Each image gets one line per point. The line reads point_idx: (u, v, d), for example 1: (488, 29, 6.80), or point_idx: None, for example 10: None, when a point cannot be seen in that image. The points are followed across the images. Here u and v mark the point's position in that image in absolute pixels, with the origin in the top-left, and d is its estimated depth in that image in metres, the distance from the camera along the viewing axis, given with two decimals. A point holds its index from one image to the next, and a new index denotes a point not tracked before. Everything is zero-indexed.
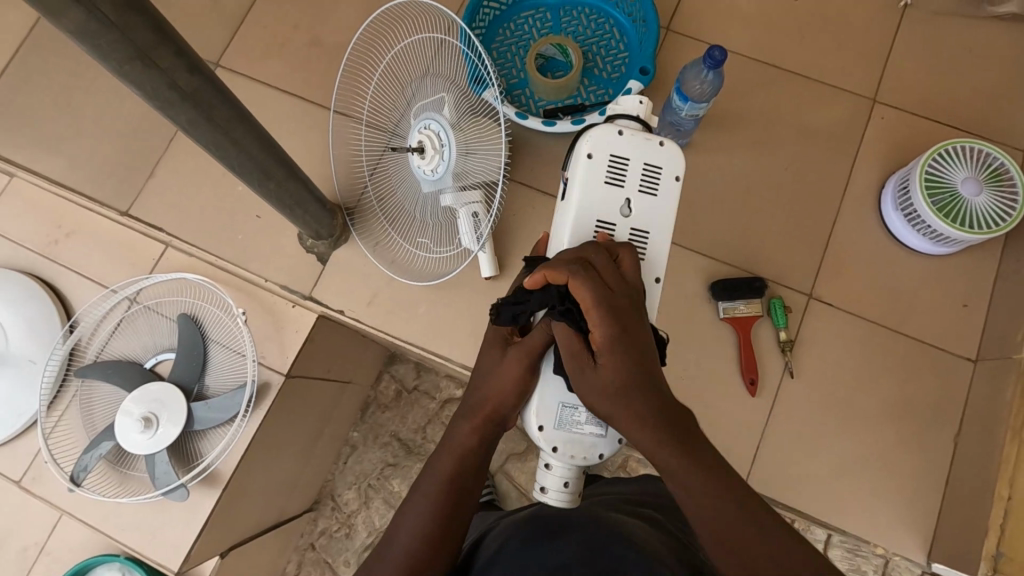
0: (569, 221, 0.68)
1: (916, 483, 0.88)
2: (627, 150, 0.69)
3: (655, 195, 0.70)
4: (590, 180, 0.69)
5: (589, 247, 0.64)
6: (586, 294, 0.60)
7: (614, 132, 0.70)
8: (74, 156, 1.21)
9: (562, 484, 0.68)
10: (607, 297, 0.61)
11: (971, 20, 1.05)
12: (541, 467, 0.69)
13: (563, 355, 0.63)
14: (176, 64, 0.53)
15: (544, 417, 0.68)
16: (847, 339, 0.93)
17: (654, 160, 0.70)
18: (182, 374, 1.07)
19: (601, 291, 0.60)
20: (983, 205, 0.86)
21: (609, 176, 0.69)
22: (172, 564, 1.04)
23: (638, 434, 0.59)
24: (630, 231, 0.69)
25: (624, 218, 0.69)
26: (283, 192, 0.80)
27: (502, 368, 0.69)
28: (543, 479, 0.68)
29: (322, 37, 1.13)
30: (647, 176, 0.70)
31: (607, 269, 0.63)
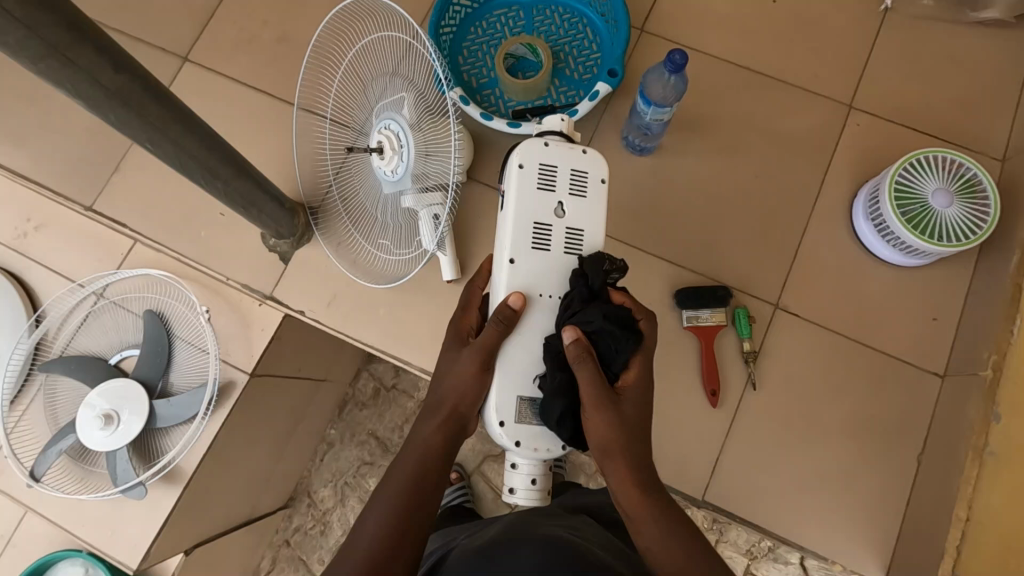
0: (508, 229, 0.68)
1: (878, 500, 0.86)
2: (557, 157, 0.69)
3: (585, 197, 0.70)
4: (523, 189, 0.67)
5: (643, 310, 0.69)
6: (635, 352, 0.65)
7: (540, 143, 0.69)
8: (43, 149, 1.20)
9: (529, 483, 0.66)
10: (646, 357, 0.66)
11: (952, 26, 1.02)
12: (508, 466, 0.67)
13: (584, 383, 0.61)
14: (95, 62, 0.52)
15: (503, 413, 0.65)
16: (813, 351, 0.91)
17: (579, 165, 0.70)
18: (145, 371, 1.06)
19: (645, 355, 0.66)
20: (953, 216, 0.84)
21: (541, 184, 0.68)
22: (131, 562, 1.03)
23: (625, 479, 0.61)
24: (565, 230, 0.69)
25: (559, 218, 0.68)
26: (234, 190, 0.79)
27: (461, 364, 0.66)
28: (511, 478, 0.67)
29: (293, 34, 1.12)
30: (575, 180, 0.69)
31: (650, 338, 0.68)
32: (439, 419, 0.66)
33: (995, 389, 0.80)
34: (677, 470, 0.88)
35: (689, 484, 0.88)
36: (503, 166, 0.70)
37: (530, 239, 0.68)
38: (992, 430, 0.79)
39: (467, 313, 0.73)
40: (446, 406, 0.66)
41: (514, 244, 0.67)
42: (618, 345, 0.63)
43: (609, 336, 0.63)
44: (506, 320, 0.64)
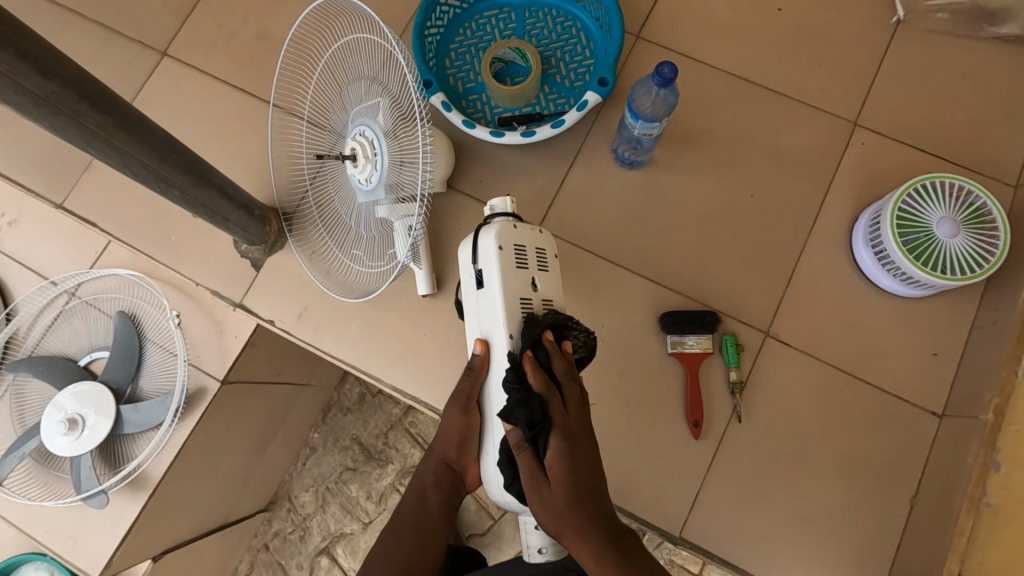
0: (498, 311, 0.63)
1: (869, 544, 0.82)
2: (524, 237, 0.65)
3: (550, 270, 0.67)
4: (506, 271, 0.62)
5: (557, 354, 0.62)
6: (554, 418, 0.62)
7: (510, 225, 0.64)
8: (16, 139, 1.16)
9: (550, 542, 0.67)
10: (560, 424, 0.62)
11: (967, 41, 0.96)
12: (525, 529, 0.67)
13: (522, 469, 0.61)
14: (19, 68, 0.48)
15: None
16: (804, 384, 0.86)
17: (541, 243, 0.66)
18: (113, 375, 1.03)
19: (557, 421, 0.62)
20: (959, 247, 0.78)
21: (517, 264, 0.63)
22: (92, 571, 1.00)
23: (582, 554, 0.60)
24: (542, 304, 0.65)
25: (536, 294, 0.65)
26: (194, 197, 0.77)
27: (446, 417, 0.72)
28: (533, 541, 0.67)
29: (275, 31, 1.08)
30: (540, 255, 0.66)
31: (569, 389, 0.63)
32: (431, 461, 0.74)
33: (995, 435, 0.76)
34: (654, 505, 0.84)
35: (666, 520, 0.84)
36: (473, 248, 0.64)
37: (520, 317, 0.63)
38: (990, 480, 0.74)
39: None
40: (435, 454, 0.73)
41: (507, 323, 0.63)
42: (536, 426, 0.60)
43: (533, 418, 0.60)
44: (473, 370, 0.67)
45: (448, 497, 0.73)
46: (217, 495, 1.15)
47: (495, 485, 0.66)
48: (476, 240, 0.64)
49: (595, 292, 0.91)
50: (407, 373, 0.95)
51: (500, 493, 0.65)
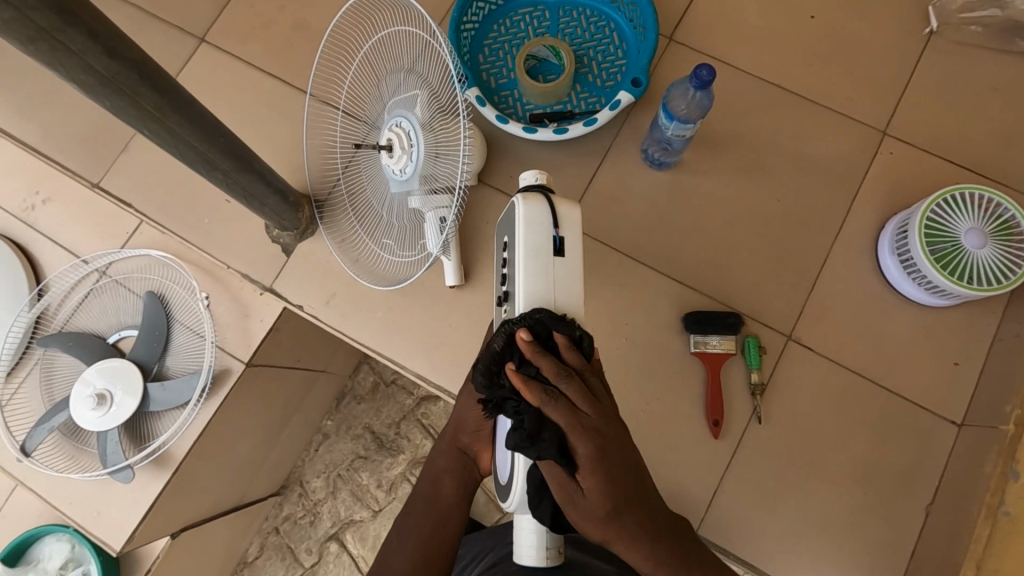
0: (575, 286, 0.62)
1: (882, 549, 0.83)
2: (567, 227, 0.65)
3: None
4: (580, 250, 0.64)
5: (546, 358, 0.56)
6: (562, 424, 0.54)
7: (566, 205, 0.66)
8: (49, 121, 1.19)
9: (553, 541, 0.66)
10: (582, 424, 0.55)
11: (999, 55, 0.97)
12: (541, 528, 0.64)
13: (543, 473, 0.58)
14: (87, 47, 0.51)
15: None
16: (824, 387, 0.87)
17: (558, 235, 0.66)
18: (141, 353, 1.04)
19: (575, 420, 0.54)
20: (986, 257, 0.79)
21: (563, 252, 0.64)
22: (115, 544, 1.02)
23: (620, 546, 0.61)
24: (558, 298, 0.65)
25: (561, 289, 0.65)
26: (235, 180, 0.79)
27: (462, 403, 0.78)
28: (547, 541, 0.65)
29: (311, 22, 1.10)
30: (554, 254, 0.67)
31: (579, 397, 0.56)
32: (444, 446, 0.79)
33: (1016, 445, 0.77)
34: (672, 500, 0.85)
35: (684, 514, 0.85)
36: (555, 214, 0.63)
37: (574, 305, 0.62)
38: (1008, 489, 0.76)
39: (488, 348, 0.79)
40: (447, 439, 0.79)
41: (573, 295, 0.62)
42: (547, 436, 0.54)
43: (533, 430, 0.54)
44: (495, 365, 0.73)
45: (462, 482, 0.77)
46: (234, 475, 1.17)
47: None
48: (557, 208, 0.63)
49: (619, 290, 0.93)
50: (431, 362, 0.97)
51: None
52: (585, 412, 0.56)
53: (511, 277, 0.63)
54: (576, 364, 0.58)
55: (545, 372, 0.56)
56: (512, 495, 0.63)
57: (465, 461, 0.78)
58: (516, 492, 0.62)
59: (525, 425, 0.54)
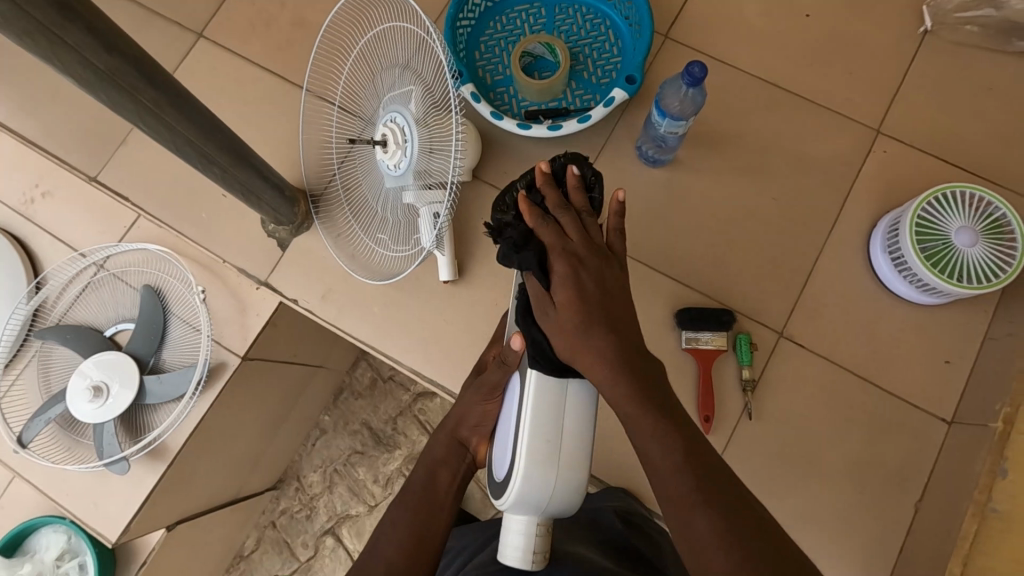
0: None
1: (872, 545, 0.83)
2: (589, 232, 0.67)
3: None
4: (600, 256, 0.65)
5: (552, 185, 0.66)
6: (546, 241, 0.62)
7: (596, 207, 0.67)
8: (48, 116, 1.19)
9: (541, 546, 0.65)
10: (564, 245, 0.62)
11: (994, 55, 0.97)
12: (530, 529, 0.64)
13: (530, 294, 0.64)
14: (85, 42, 0.52)
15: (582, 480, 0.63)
16: (816, 384, 0.88)
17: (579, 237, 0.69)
18: (138, 346, 1.05)
19: (559, 240, 0.62)
20: (976, 256, 0.79)
21: None
22: (110, 536, 1.02)
23: (596, 377, 0.59)
24: None
25: None
26: (232, 175, 0.80)
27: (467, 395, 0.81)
28: (536, 545, 0.64)
29: (310, 18, 1.11)
30: None
31: (571, 224, 0.63)
32: (443, 437, 0.82)
33: (1004, 444, 0.76)
34: None
35: None
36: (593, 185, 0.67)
37: None
38: (996, 486, 0.74)
39: (496, 345, 0.84)
40: (446, 430, 0.82)
41: None
42: (530, 246, 0.62)
43: (519, 239, 0.62)
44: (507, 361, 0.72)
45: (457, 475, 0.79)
46: (231, 469, 1.18)
47: (539, 491, 0.62)
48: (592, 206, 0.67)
49: None
50: (426, 357, 0.98)
51: (547, 485, 0.61)
52: (571, 239, 0.63)
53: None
54: (582, 200, 0.66)
55: (548, 200, 0.65)
56: (510, 487, 0.63)
57: (463, 452, 0.80)
58: (515, 486, 0.62)
59: (512, 235, 0.63)
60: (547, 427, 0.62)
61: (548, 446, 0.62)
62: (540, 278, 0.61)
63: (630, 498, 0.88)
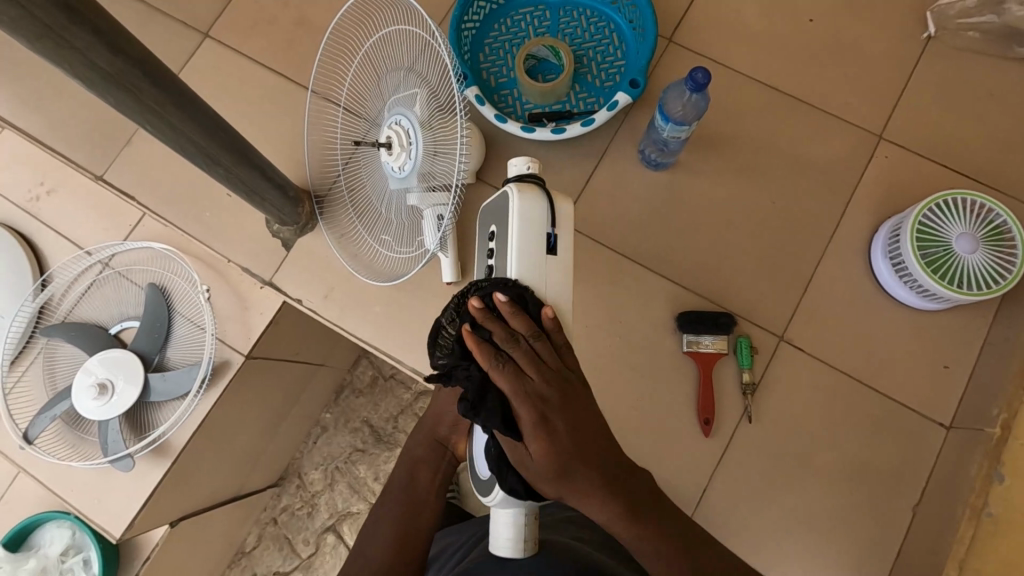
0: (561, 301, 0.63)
1: (869, 548, 0.84)
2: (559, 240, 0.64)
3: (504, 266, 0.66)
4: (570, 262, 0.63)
5: (498, 326, 0.59)
6: (505, 389, 0.58)
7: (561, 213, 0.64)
8: (55, 113, 1.20)
9: (531, 534, 0.66)
10: (526, 389, 0.58)
11: (996, 61, 0.97)
12: (519, 519, 0.65)
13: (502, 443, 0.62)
14: (91, 44, 0.52)
15: None
16: (813, 387, 0.88)
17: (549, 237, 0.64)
18: (142, 344, 1.06)
19: (520, 385, 0.58)
20: (977, 262, 0.80)
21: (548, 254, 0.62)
22: (115, 531, 1.03)
23: (580, 501, 0.61)
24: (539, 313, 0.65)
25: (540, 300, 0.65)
26: (235, 175, 0.80)
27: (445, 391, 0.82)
28: (528, 534, 0.66)
29: (314, 18, 1.11)
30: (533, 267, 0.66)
31: (528, 364, 0.58)
32: (421, 437, 0.84)
33: (1001, 448, 0.77)
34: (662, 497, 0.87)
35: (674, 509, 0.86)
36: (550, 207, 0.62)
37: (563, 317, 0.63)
38: (993, 491, 0.76)
39: None
40: (425, 431, 0.84)
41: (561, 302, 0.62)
42: (491, 403, 0.58)
43: (476, 398, 0.58)
44: None
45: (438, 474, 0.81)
46: (233, 466, 1.19)
47: (526, 483, 0.63)
48: (554, 204, 0.63)
49: (613, 289, 0.94)
50: (427, 358, 0.99)
51: None
52: (531, 380, 0.58)
53: (499, 267, 0.63)
54: (533, 324, 0.59)
55: (495, 336, 0.59)
56: (497, 485, 0.64)
57: (442, 450, 0.82)
58: (503, 481, 0.63)
59: (468, 395, 0.59)
60: None
61: None
62: (507, 433, 0.58)
63: None
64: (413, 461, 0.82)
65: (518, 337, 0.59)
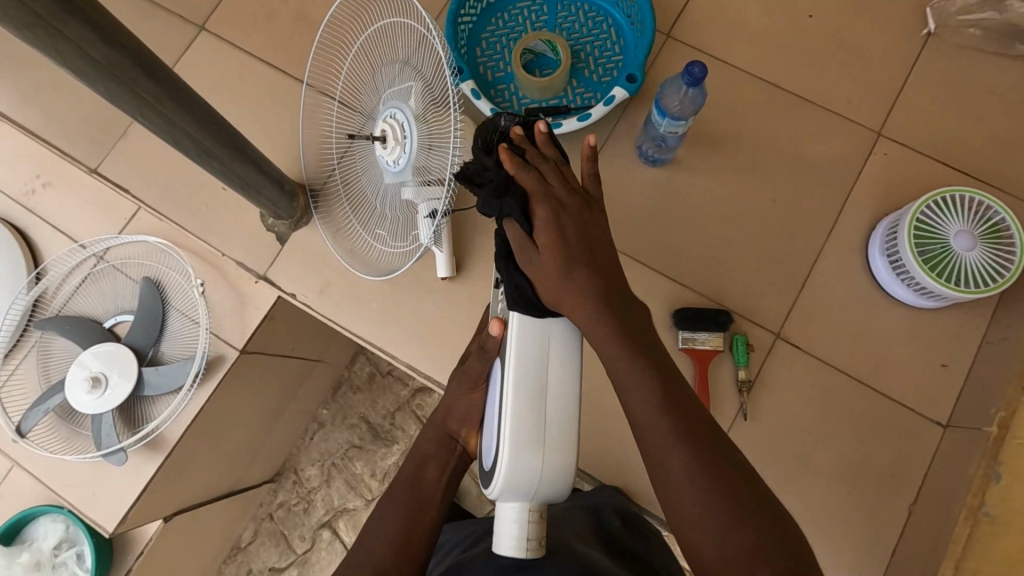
0: None
1: (865, 547, 0.83)
2: None
3: None
4: None
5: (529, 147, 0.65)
6: (527, 187, 0.63)
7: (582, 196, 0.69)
8: (51, 107, 1.20)
9: (537, 535, 0.60)
10: (547, 189, 0.63)
11: (997, 58, 0.97)
12: (524, 517, 0.60)
13: (512, 238, 0.63)
14: (83, 35, 0.52)
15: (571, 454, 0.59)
16: (811, 385, 0.88)
17: None
18: (137, 337, 1.05)
19: (542, 184, 0.63)
20: (975, 260, 0.79)
21: None
22: (108, 526, 1.03)
23: (582, 323, 0.59)
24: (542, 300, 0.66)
25: None
26: (231, 169, 0.80)
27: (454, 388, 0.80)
28: (532, 533, 0.60)
29: (312, 12, 1.11)
30: None
31: (552, 176, 0.64)
32: (431, 431, 0.82)
33: (999, 447, 0.76)
34: None
35: None
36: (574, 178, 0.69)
37: None
38: (989, 490, 0.75)
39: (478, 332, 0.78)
40: (435, 425, 0.82)
41: None
42: (512, 193, 0.62)
43: (500, 187, 0.63)
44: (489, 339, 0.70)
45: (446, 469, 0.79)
46: (229, 461, 1.19)
47: (528, 477, 0.58)
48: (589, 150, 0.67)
49: None
50: (423, 354, 0.98)
51: (538, 466, 0.58)
52: (553, 186, 0.63)
53: None
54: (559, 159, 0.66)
55: (528, 154, 0.65)
56: (498, 472, 0.58)
57: (453, 445, 0.80)
58: (504, 472, 0.58)
59: (493, 181, 0.63)
60: (530, 401, 0.58)
61: (533, 422, 0.58)
62: (522, 221, 0.62)
63: (624, 496, 0.88)
64: (419, 458, 0.80)
65: (546, 164, 0.65)
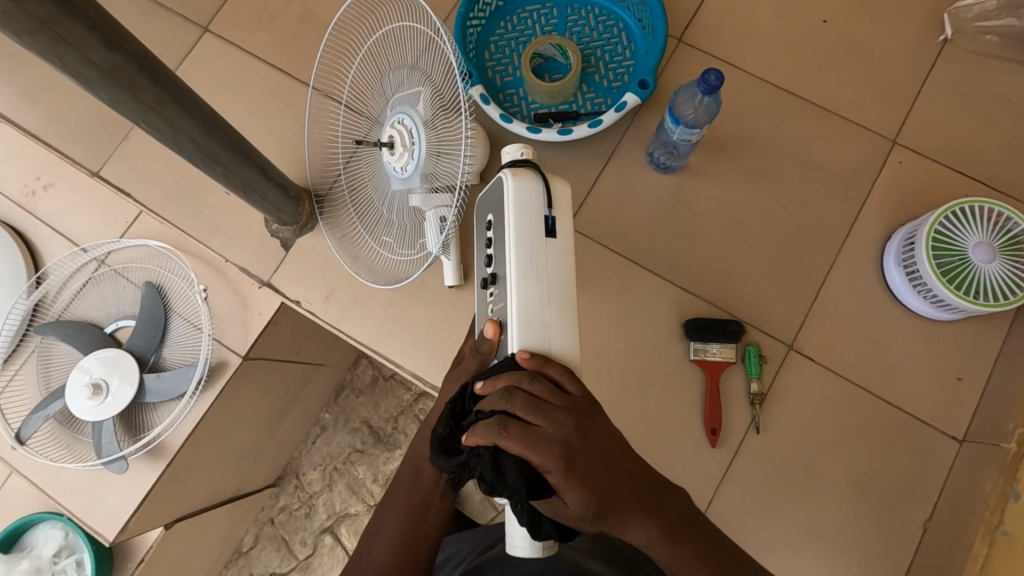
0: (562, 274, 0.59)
1: (880, 563, 0.82)
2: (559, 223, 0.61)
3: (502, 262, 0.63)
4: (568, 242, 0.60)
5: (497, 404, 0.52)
6: (518, 449, 0.48)
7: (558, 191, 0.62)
8: (52, 107, 1.18)
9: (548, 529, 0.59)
10: (544, 438, 0.49)
11: (1014, 65, 0.95)
12: None
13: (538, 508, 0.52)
14: (87, 39, 0.50)
15: None
16: (824, 397, 0.86)
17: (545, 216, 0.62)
18: (139, 343, 1.04)
19: (532, 438, 0.48)
20: (994, 273, 0.78)
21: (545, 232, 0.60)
22: (109, 534, 1.02)
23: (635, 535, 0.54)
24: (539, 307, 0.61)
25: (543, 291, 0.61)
26: (235, 173, 0.78)
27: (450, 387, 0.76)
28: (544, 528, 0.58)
29: (317, 13, 1.09)
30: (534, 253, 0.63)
31: (536, 415, 0.50)
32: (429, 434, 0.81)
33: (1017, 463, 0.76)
34: None
35: None
36: (545, 187, 0.60)
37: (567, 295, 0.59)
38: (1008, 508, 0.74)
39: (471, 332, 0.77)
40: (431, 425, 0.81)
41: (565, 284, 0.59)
42: (511, 475, 0.48)
43: (492, 477, 0.49)
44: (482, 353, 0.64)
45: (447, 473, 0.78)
46: (231, 468, 1.17)
47: None
48: (550, 185, 0.61)
49: (619, 293, 0.92)
50: (428, 362, 0.97)
51: None
52: (545, 427, 0.49)
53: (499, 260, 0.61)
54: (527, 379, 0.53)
55: (493, 406, 0.52)
56: None
57: None
58: None
59: (485, 474, 0.49)
60: None
61: None
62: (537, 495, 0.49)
63: None
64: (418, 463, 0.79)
65: (513, 390, 0.52)
